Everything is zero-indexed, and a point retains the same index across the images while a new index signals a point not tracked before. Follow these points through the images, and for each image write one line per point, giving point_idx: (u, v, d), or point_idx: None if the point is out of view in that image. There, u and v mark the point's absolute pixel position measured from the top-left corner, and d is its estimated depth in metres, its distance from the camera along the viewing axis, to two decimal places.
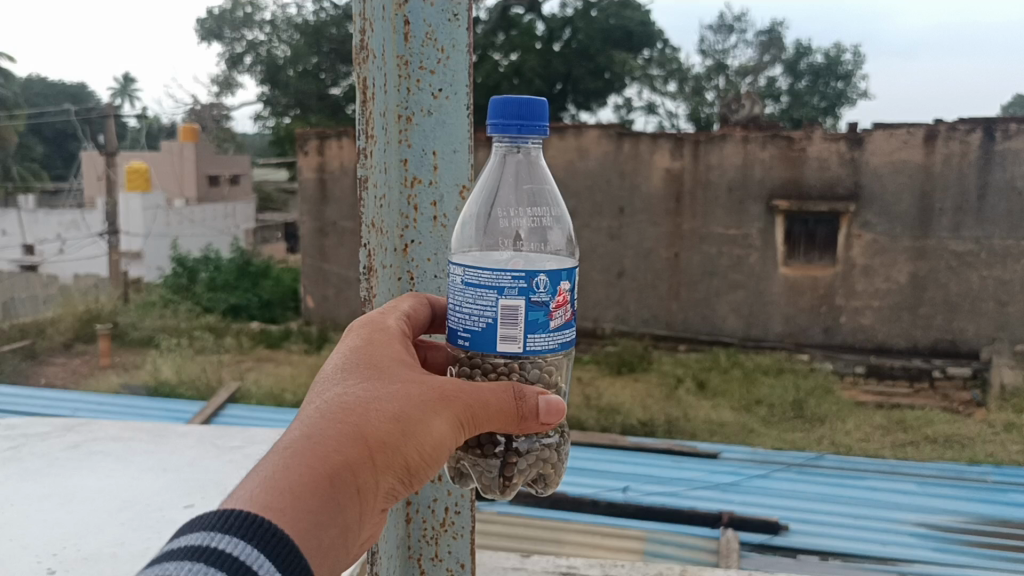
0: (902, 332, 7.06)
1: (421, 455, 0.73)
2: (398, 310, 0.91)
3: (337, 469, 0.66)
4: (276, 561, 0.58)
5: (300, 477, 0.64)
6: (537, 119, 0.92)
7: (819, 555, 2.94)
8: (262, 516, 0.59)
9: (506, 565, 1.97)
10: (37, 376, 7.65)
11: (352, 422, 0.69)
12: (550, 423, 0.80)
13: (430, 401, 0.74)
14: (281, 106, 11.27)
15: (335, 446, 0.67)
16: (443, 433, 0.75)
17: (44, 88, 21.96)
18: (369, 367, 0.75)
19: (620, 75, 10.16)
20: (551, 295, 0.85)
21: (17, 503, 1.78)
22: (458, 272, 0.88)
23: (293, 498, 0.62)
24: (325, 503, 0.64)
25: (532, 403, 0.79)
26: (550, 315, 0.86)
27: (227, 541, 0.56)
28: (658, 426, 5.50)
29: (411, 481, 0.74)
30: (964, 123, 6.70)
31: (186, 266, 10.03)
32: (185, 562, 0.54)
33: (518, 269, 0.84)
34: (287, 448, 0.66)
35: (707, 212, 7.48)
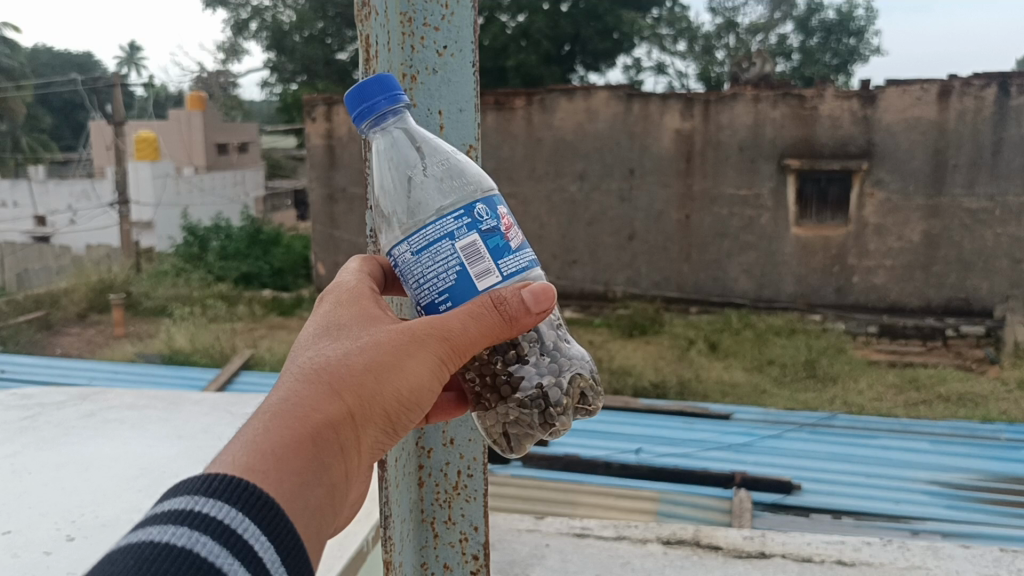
0: (916, 291, 7.03)
1: (404, 400, 0.73)
2: (358, 274, 0.87)
3: (318, 427, 0.66)
4: (261, 523, 0.58)
5: (279, 440, 0.63)
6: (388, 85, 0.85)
7: (831, 514, 2.96)
8: (245, 478, 0.59)
9: (520, 527, 1.98)
10: (53, 346, 7.73)
11: (326, 381, 0.69)
12: (543, 309, 0.76)
13: (403, 345, 0.73)
14: (288, 73, 11.16)
15: (312, 405, 0.67)
16: (425, 378, 0.74)
17: (48, 58, 21.92)
18: (339, 332, 0.74)
19: (629, 35, 10.05)
20: (497, 218, 0.78)
21: (34, 471, 1.80)
22: (405, 248, 0.78)
23: (276, 459, 0.62)
24: (309, 463, 0.64)
25: (516, 302, 0.75)
26: (507, 236, 0.78)
27: (211, 504, 0.56)
28: (670, 388, 5.53)
29: (396, 431, 0.74)
30: (978, 78, 6.61)
31: (197, 235, 10.03)
32: (170, 525, 0.55)
33: (456, 208, 0.76)
34: (269, 413, 0.66)
35: (718, 172, 7.42)
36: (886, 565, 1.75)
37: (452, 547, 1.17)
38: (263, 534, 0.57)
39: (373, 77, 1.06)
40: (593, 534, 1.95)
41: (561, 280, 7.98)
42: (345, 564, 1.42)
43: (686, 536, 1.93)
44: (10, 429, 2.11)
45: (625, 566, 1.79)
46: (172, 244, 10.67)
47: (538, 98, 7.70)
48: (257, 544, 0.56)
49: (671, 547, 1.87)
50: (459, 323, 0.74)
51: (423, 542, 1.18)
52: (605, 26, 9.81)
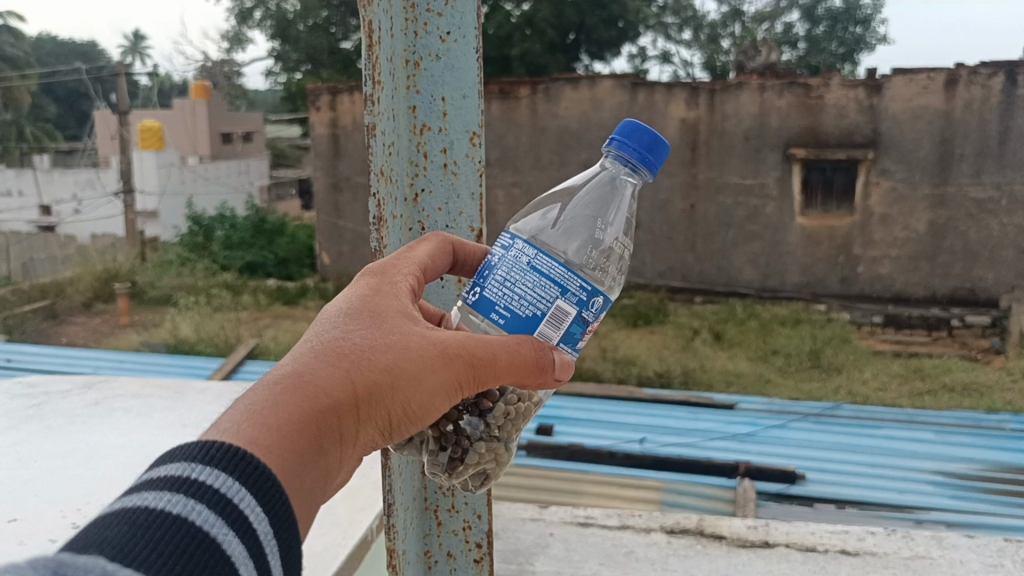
0: (921, 282, 6.95)
1: (414, 408, 0.72)
2: (411, 259, 0.88)
3: (326, 413, 0.66)
4: (256, 496, 0.57)
5: (286, 418, 0.63)
6: (657, 151, 0.88)
7: (835, 504, 2.96)
8: (247, 451, 0.59)
9: (524, 516, 1.99)
10: (59, 335, 7.77)
11: (349, 370, 0.69)
12: (561, 379, 0.80)
13: (429, 356, 0.73)
14: (292, 62, 11.12)
15: (329, 391, 0.67)
16: (438, 389, 0.73)
17: (54, 47, 21.97)
18: (371, 313, 0.74)
19: (634, 24, 10.02)
20: (595, 317, 0.82)
21: (40, 459, 1.80)
22: (526, 252, 0.80)
23: (279, 436, 0.62)
24: (311, 447, 0.64)
25: (549, 358, 0.78)
26: (585, 333, 0.82)
27: (207, 473, 0.56)
28: (675, 378, 5.54)
29: (394, 434, 0.74)
30: (986, 67, 6.50)
31: (202, 224, 9.99)
32: (166, 492, 0.54)
33: (588, 281, 0.79)
34: (288, 385, 0.65)
35: (723, 162, 7.41)
36: (891, 554, 1.75)
37: (456, 535, 1.18)
38: (258, 508, 0.57)
39: (376, 65, 0.98)
40: (598, 523, 1.95)
41: None
42: (350, 552, 1.43)
43: (691, 524, 1.94)
44: (17, 417, 2.12)
45: (630, 555, 1.80)
46: (178, 233, 10.68)
47: (543, 88, 7.68)
48: (250, 514, 0.56)
49: (675, 536, 1.88)
50: (496, 357, 0.75)
51: (427, 529, 1.18)
52: (610, 15, 9.77)
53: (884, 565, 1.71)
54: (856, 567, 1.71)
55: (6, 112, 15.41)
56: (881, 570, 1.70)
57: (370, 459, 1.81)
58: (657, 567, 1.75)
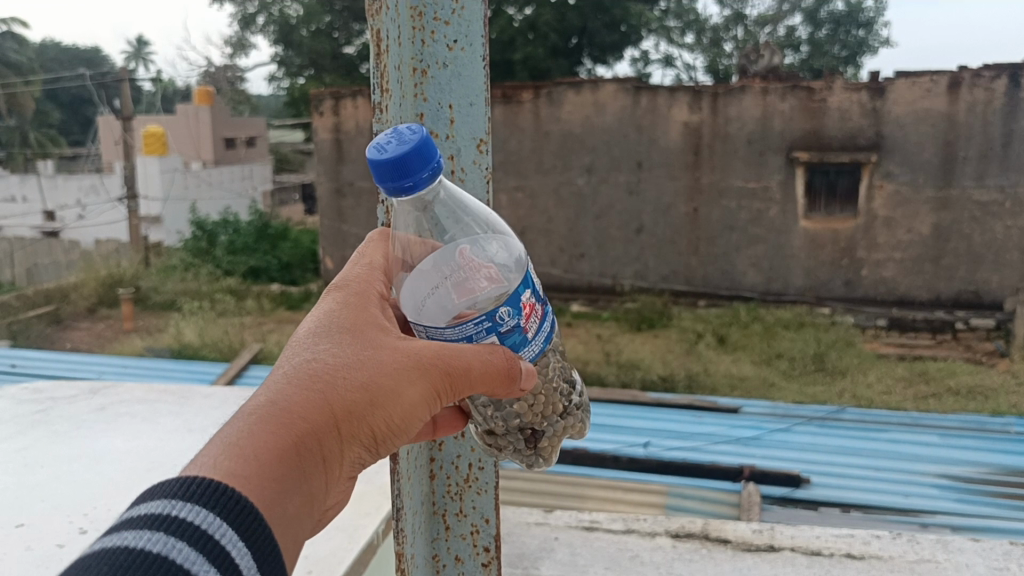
0: (925, 284, 7.00)
1: (394, 424, 0.73)
2: (372, 266, 0.86)
3: (303, 437, 0.66)
4: (239, 529, 0.58)
5: (262, 446, 0.64)
6: (408, 162, 0.75)
7: (840, 507, 2.94)
8: (226, 484, 0.59)
9: (529, 520, 1.99)
10: (63, 340, 7.79)
11: (324, 392, 0.69)
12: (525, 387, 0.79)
13: (404, 369, 0.73)
14: (295, 67, 11.13)
15: (307, 416, 0.67)
16: (417, 401, 0.73)
17: (57, 53, 22.06)
18: (343, 330, 0.74)
19: (637, 28, 10.02)
20: (518, 314, 0.77)
21: (46, 465, 1.80)
22: (421, 330, 0.80)
23: (257, 464, 0.62)
24: (290, 472, 0.64)
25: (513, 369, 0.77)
26: (527, 329, 0.79)
27: (186, 509, 0.56)
28: (679, 381, 5.55)
29: (380, 449, 0.74)
30: (989, 69, 6.54)
31: (206, 229, 9.87)
32: (144, 530, 0.54)
33: (478, 310, 0.76)
34: (263, 415, 0.66)
35: (726, 166, 7.40)
36: (896, 558, 1.75)
37: (463, 539, 1.18)
38: (241, 541, 0.57)
39: None
40: (602, 527, 1.95)
41: (568, 273, 7.95)
42: (356, 557, 1.43)
43: (695, 528, 1.94)
44: (22, 422, 2.13)
45: (635, 559, 1.80)
46: (182, 237, 10.69)
47: (546, 92, 7.68)
48: (233, 548, 0.57)
49: (680, 540, 1.87)
50: (474, 367, 0.75)
51: (435, 534, 1.18)
52: (612, 18, 9.74)
53: (890, 568, 1.71)
54: (860, 571, 1.71)
55: (9, 117, 15.44)
56: (887, 573, 1.69)
57: (376, 463, 1.81)
58: (662, 571, 1.74)
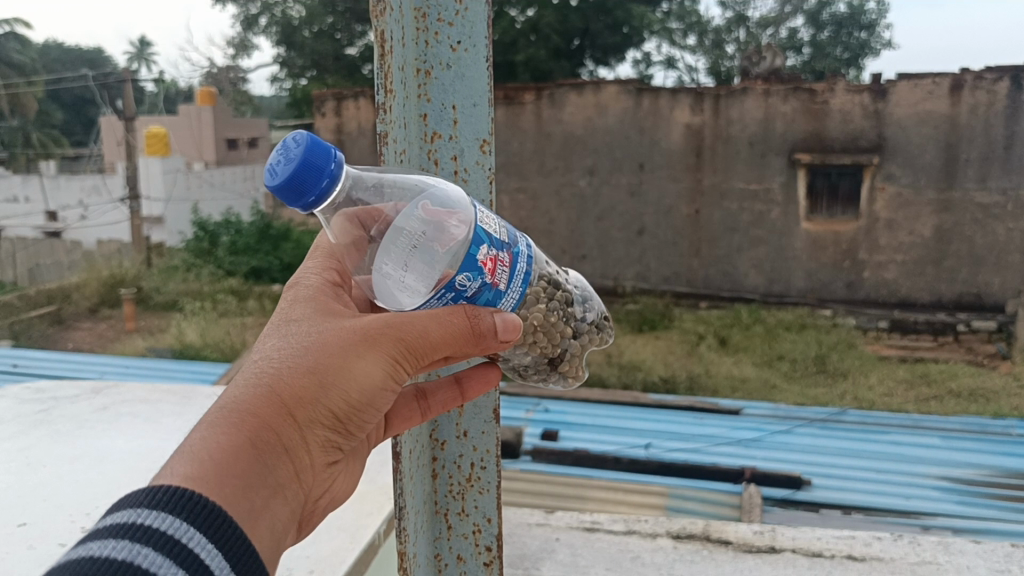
0: (926, 286, 7.01)
1: (355, 400, 0.75)
2: (324, 266, 0.90)
3: (254, 428, 0.69)
4: (206, 532, 0.61)
5: (214, 446, 0.67)
6: (303, 174, 0.77)
7: (842, 510, 2.94)
8: (185, 488, 0.62)
9: (530, 521, 1.99)
10: (65, 340, 7.80)
11: (272, 382, 0.71)
12: (510, 339, 0.80)
13: (350, 344, 0.74)
14: (297, 68, 11.14)
15: (257, 407, 0.70)
16: (375, 373, 0.75)
17: (59, 54, 22.09)
18: (291, 326, 0.77)
19: (639, 30, 10.01)
20: (479, 276, 0.78)
21: (49, 464, 1.81)
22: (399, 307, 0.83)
23: (212, 464, 0.65)
24: (248, 467, 0.67)
25: (487, 324, 0.79)
26: (494, 282, 0.79)
27: (153, 516, 0.59)
28: (680, 383, 5.56)
29: (350, 424, 0.76)
30: (991, 72, 6.56)
31: (208, 229, 9.70)
32: (109, 540, 0.58)
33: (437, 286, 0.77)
34: (218, 416, 0.69)
35: (728, 167, 7.41)
36: (898, 560, 1.75)
37: (466, 538, 1.18)
38: (209, 543, 0.61)
39: (388, 74, 0.99)
40: (604, 528, 1.95)
41: None
42: (358, 557, 1.43)
43: (696, 530, 1.94)
44: (25, 422, 2.13)
45: (636, 560, 1.80)
46: (184, 238, 10.68)
47: (548, 93, 7.68)
48: (201, 551, 0.60)
49: (681, 542, 1.87)
50: (425, 329, 0.76)
51: (437, 533, 1.18)
52: (615, 20, 9.74)
53: (891, 571, 1.71)
54: (861, 573, 1.71)
55: (12, 118, 15.46)
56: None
57: (377, 463, 1.82)
58: (663, 572, 1.75)
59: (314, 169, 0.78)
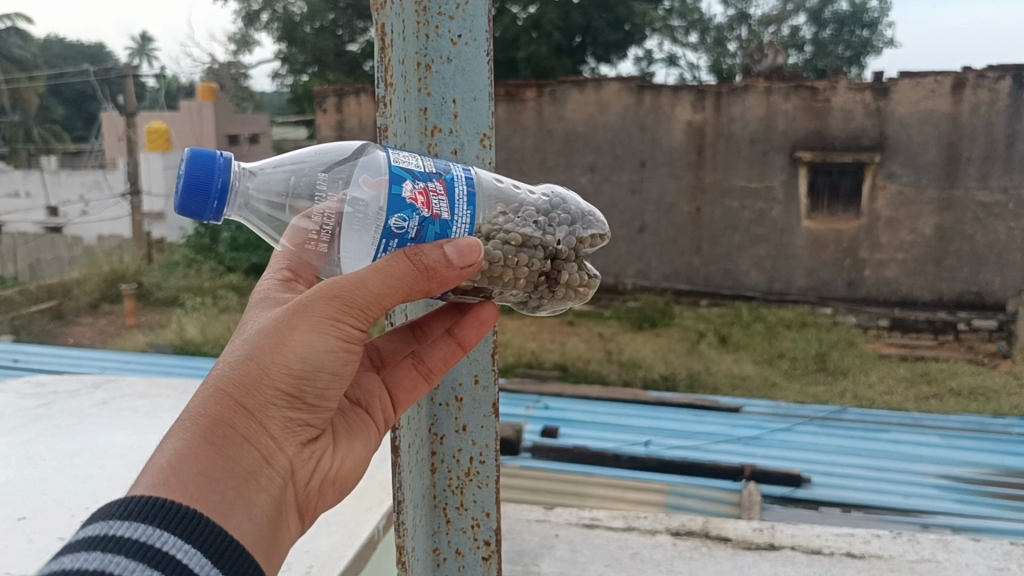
0: (927, 285, 7.01)
1: (301, 371, 0.80)
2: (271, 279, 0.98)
3: (210, 423, 0.75)
4: (182, 535, 0.65)
5: (174, 450, 0.72)
6: (203, 192, 0.91)
7: (841, 507, 2.95)
8: (156, 496, 0.66)
9: (529, 517, 1.99)
10: (65, 336, 7.80)
11: (216, 382, 0.78)
12: (470, 261, 0.84)
13: (287, 327, 0.80)
14: (298, 64, 11.12)
15: (202, 406, 0.76)
16: (319, 344, 0.81)
17: (60, 49, 22.07)
18: (236, 333, 0.84)
19: (641, 27, 10.00)
20: (411, 214, 0.85)
21: (48, 459, 1.81)
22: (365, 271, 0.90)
23: (173, 466, 0.70)
24: (210, 462, 0.72)
25: (436, 258, 0.82)
26: (426, 210, 0.86)
27: (128, 527, 0.63)
28: (680, 381, 5.56)
29: (309, 395, 0.82)
30: (993, 71, 6.58)
31: (208, 226, 9.82)
32: (83, 551, 0.61)
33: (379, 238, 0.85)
34: (173, 426, 0.75)
35: (729, 165, 7.40)
36: (897, 558, 1.75)
37: (464, 532, 1.18)
38: (184, 544, 0.65)
39: (388, 66, 0.98)
40: (603, 525, 1.95)
41: None
42: (358, 552, 1.44)
43: (695, 526, 1.94)
44: (24, 416, 2.13)
45: (635, 557, 1.80)
46: (184, 234, 10.65)
47: (549, 90, 7.67)
48: (179, 554, 0.64)
49: (680, 538, 1.88)
50: (345, 282, 0.81)
51: (436, 527, 1.18)
52: (617, 17, 9.71)
53: (890, 568, 1.71)
54: (860, 570, 1.71)
55: (12, 113, 15.41)
56: (886, 572, 1.70)
57: (375, 458, 1.82)
58: (662, 569, 1.75)
59: (198, 191, 0.90)
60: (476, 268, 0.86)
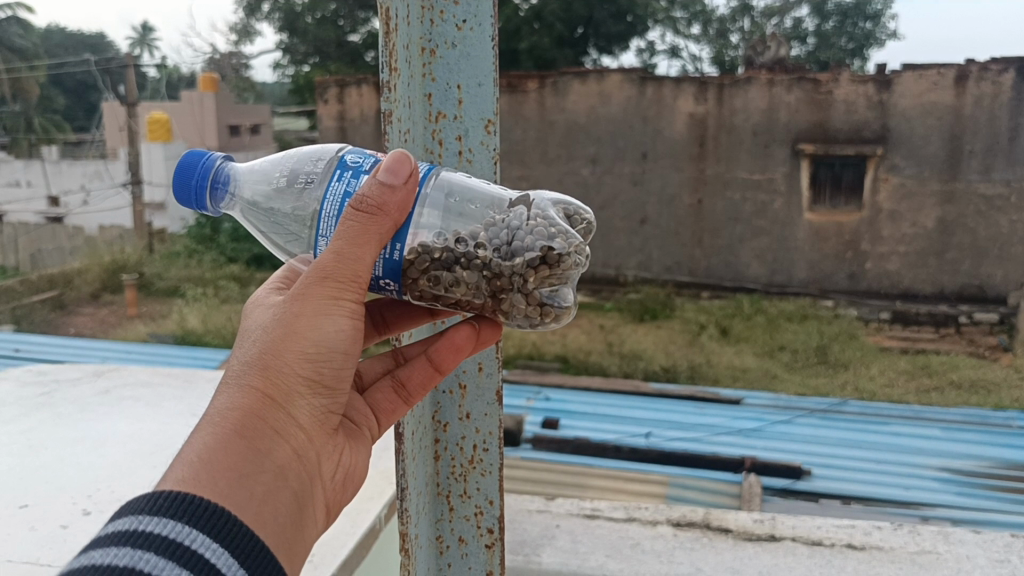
0: (928, 278, 7.00)
1: (316, 355, 0.80)
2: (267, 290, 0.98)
3: (235, 419, 0.75)
4: (209, 532, 0.64)
5: (201, 446, 0.72)
6: (194, 178, 1.02)
7: (841, 500, 2.96)
8: (187, 493, 0.66)
9: (530, 508, 1.99)
10: (67, 325, 7.81)
11: (237, 380, 0.78)
12: (405, 170, 0.83)
13: (294, 315, 0.80)
14: (300, 54, 11.08)
15: (227, 403, 0.76)
16: (331, 325, 0.80)
17: (62, 38, 22.04)
18: (246, 333, 0.84)
19: (643, 18, 9.98)
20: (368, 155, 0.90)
21: (50, 447, 1.81)
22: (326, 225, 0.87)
23: (200, 463, 0.70)
24: (238, 458, 0.72)
25: (372, 188, 0.81)
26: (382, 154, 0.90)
27: (156, 523, 0.62)
28: (681, 372, 5.57)
29: (326, 382, 0.81)
30: (996, 63, 6.58)
31: (209, 216, 9.81)
32: (112, 547, 0.60)
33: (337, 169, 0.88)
34: (197, 426, 0.75)
35: (731, 157, 7.39)
36: (897, 549, 1.75)
37: (468, 520, 1.18)
38: (211, 542, 0.64)
39: (392, 51, 0.97)
40: (604, 515, 1.95)
41: None
42: (359, 541, 1.44)
43: (696, 518, 1.94)
44: (26, 405, 2.13)
45: (636, 548, 1.80)
46: (185, 224, 10.65)
47: (551, 81, 7.66)
48: (207, 552, 0.63)
49: (681, 529, 1.88)
50: (333, 258, 0.80)
51: (439, 514, 1.19)
52: (619, 9, 9.67)
53: (891, 560, 1.71)
54: (862, 562, 1.71)
55: (13, 102, 15.40)
56: (887, 564, 1.70)
57: (377, 448, 1.82)
58: (663, 560, 1.75)
59: (183, 179, 1.01)
60: (417, 185, 0.85)
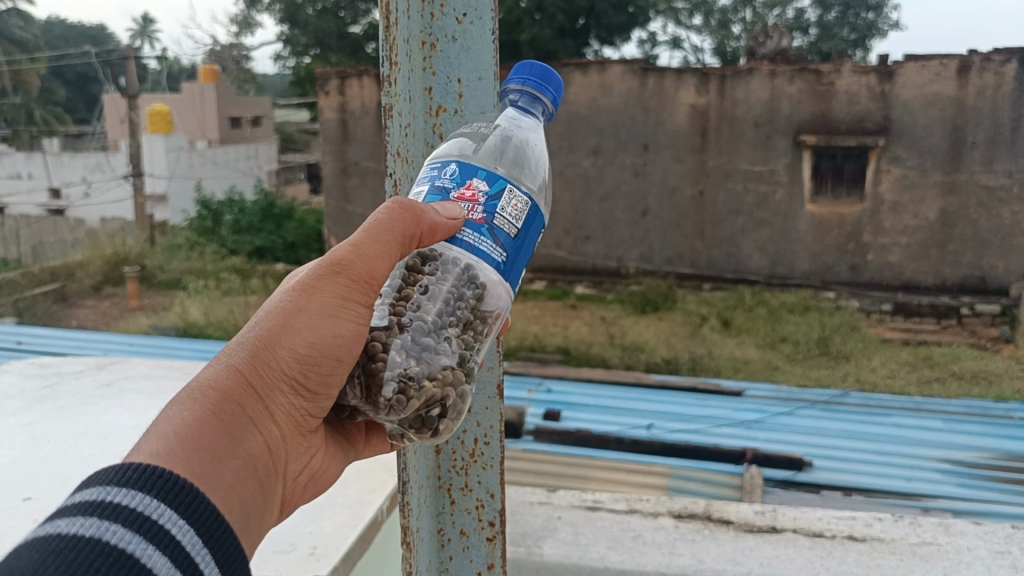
0: (931, 268, 6.88)
1: (308, 354, 0.80)
2: None
3: (219, 399, 0.75)
4: (177, 507, 0.63)
5: (183, 417, 0.72)
6: (549, 84, 0.98)
7: (842, 491, 2.98)
8: (161, 468, 0.65)
9: (532, 499, 2.00)
10: (69, 318, 7.81)
11: (231, 360, 0.78)
12: (446, 223, 0.83)
13: (300, 303, 0.81)
14: (300, 46, 11.15)
15: (213, 380, 0.76)
16: (330, 324, 0.81)
17: (68, 31, 22.07)
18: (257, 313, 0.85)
19: (645, 9, 9.99)
20: (455, 185, 0.86)
21: (54, 439, 1.82)
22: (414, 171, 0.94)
23: (178, 435, 0.69)
24: (215, 439, 0.72)
25: (415, 207, 0.83)
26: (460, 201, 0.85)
27: (124, 494, 0.61)
28: (682, 364, 5.58)
29: (312, 384, 0.82)
30: (999, 53, 6.48)
31: (210, 208, 9.86)
32: (80, 517, 0.58)
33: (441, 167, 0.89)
34: (178, 398, 0.75)
35: (732, 149, 7.39)
36: (897, 541, 1.75)
37: (468, 513, 1.18)
38: (180, 519, 0.63)
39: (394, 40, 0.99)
40: (606, 507, 1.95)
41: (574, 255, 7.92)
42: (360, 534, 1.44)
43: (697, 510, 1.95)
44: (31, 397, 2.14)
45: (637, 539, 1.80)
46: (186, 216, 10.68)
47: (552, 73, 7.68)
48: (173, 528, 0.61)
49: (682, 521, 1.88)
50: (350, 252, 0.82)
51: (440, 507, 1.19)
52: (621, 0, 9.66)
53: (892, 551, 1.71)
54: (863, 553, 1.71)
55: (15, 95, 15.40)
56: (888, 556, 1.70)
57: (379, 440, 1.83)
58: (664, 552, 1.75)
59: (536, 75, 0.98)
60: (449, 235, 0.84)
